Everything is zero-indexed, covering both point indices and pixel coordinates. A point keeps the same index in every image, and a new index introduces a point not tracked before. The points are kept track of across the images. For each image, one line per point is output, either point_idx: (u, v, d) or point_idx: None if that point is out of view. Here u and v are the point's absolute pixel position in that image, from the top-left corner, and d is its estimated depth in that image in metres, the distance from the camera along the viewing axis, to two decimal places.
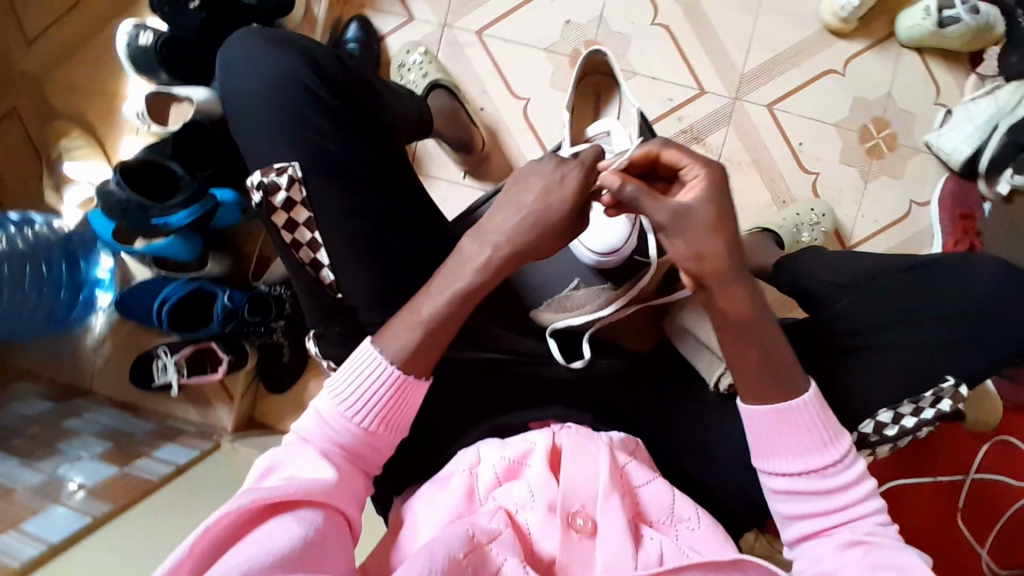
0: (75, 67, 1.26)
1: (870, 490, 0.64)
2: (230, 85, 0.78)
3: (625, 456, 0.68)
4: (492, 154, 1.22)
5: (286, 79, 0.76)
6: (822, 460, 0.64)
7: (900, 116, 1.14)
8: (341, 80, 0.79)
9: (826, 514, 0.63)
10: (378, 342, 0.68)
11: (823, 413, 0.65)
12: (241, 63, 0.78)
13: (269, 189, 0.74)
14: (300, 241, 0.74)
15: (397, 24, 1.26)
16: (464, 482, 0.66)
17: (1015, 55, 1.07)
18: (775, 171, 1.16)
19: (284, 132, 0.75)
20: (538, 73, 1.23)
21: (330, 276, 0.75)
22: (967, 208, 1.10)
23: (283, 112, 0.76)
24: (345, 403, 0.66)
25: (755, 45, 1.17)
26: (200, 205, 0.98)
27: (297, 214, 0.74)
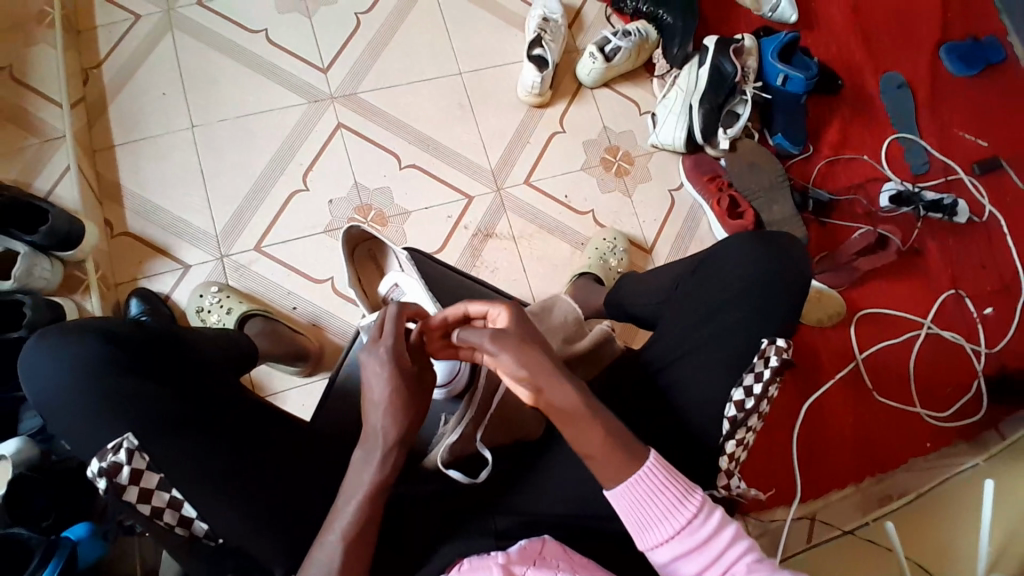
0: None
1: (736, 533, 0.69)
2: (37, 392, 0.70)
3: (526, 565, 0.63)
4: (324, 344, 1.23)
5: (94, 360, 0.70)
6: (681, 517, 0.68)
7: (623, 138, 1.36)
8: (150, 344, 0.74)
9: (712, 565, 0.67)
10: None
11: (669, 474, 0.70)
12: (38, 370, 0.70)
13: (110, 473, 0.63)
14: (160, 505, 0.63)
15: (176, 278, 1.24)
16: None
17: (674, 48, 1.36)
18: (561, 225, 1.31)
19: (109, 420, 0.67)
20: (328, 254, 1.28)
21: (204, 526, 0.64)
22: (710, 172, 1.33)
23: (99, 393, 0.68)
24: None
25: (488, 142, 1.34)
26: (59, 555, 0.91)
27: (147, 481, 0.64)
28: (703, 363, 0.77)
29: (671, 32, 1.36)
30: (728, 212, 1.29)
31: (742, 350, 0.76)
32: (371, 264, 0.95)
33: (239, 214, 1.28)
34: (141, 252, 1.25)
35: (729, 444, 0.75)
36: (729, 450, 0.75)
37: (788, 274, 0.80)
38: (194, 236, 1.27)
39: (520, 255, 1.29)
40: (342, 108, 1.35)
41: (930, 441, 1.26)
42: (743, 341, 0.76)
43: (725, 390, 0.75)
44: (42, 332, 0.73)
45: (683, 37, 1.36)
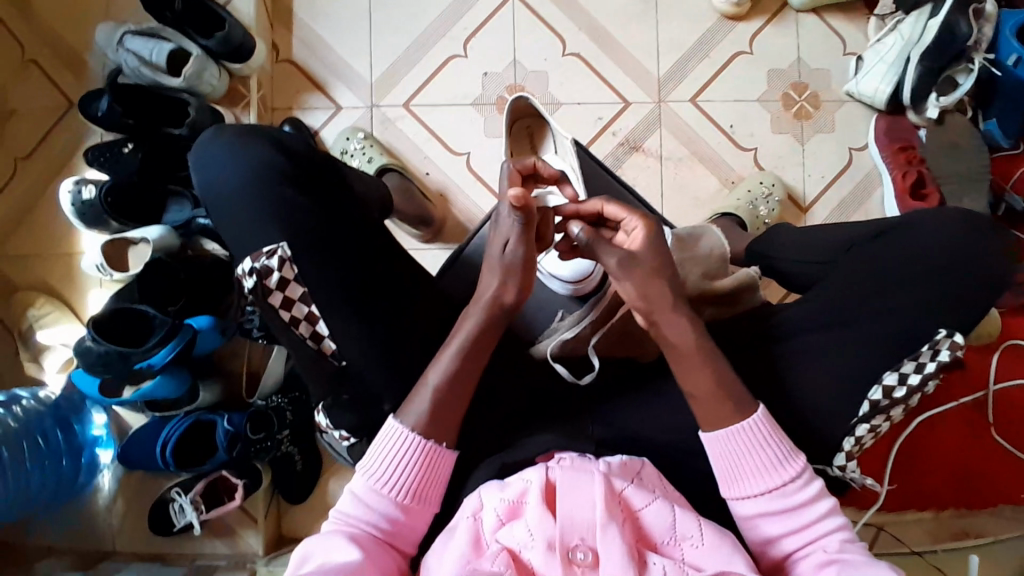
0: (28, 233, 1.20)
1: (832, 510, 0.64)
2: (208, 181, 0.78)
3: (627, 480, 0.64)
4: (445, 216, 1.23)
5: (260, 163, 0.76)
6: (778, 480, 0.64)
7: (815, 76, 1.21)
8: (309, 159, 0.81)
9: (798, 532, 0.64)
10: (401, 416, 0.68)
11: (773, 433, 0.65)
12: (215, 160, 0.78)
13: (262, 273, 0.72)
14: (299, 317, 0.73)
15: (327, 116, 1.27)
16: (469, 531, 0.62)
17: None
18: (717, 157, 1.21)
19: (268, 219, 0.74)
20: (472, 126, 1.25)
21: (333, 346, 0.73)
22: (903, 140, 1.17)
23: (261, 196, 0.75)
24: (375, 478, 0.66)
25: (664, 48, 1.23)
26: (179, 339, 1.01)
27: (292, 291, 0.72)
28: (852, 338, 0.72)
29: None
30: (910, 191, 1.13)
31: (901, 338, 0.71)
32: (525, 141, 0.93)
33: (395, 65, 1.27)
34: (300, 82, 1.27)
35: (861, 427, 0.70)
36: (858, 433, 0.70)
37: (974, 273, 0.72)
38: (350, 79, 1.27)
39: (663, 178, 1.21)
40: None
41: None
42: (906, 329, 0.71)
43: (874, 373, 0.70)
44: (218, 128, 0.80)
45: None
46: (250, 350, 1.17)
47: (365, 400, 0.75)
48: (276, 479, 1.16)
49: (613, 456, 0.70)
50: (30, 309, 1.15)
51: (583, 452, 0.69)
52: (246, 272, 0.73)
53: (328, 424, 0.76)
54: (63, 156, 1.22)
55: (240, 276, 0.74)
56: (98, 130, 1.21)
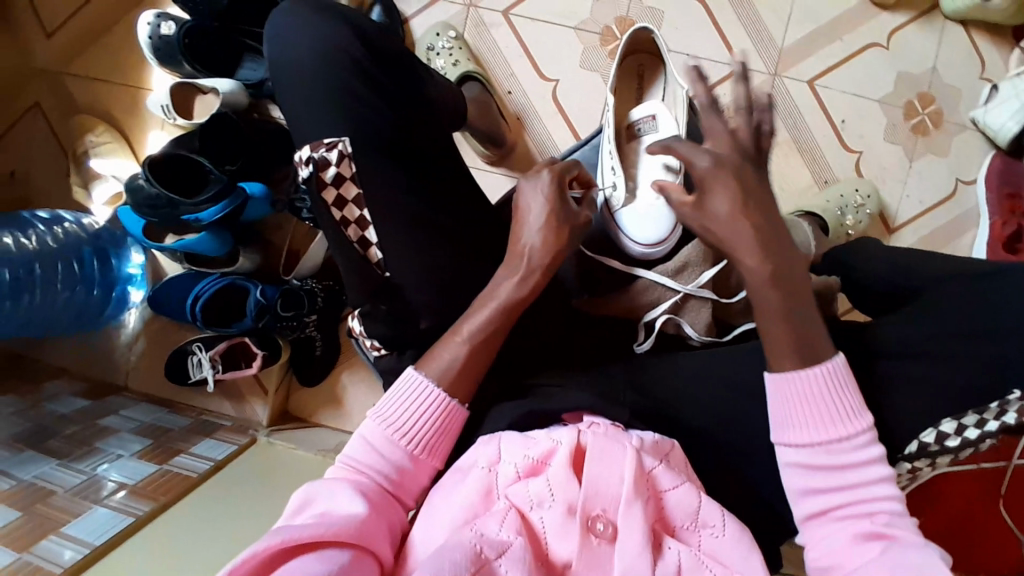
0: (101, 55, 1.17)
1: (884, 471, 0.58)
2: (280, 54, 0.74)
3: (656, 459, 0.62)
4: (518, 141, 1.17)
5: (333, 45, 0.71)
6: (837, 432, 0.58)
7: (945, 92, 1.11)
8: (388, 46, 0.75)
9: (838, 492, 0.58)
10: (420, 367, 0.68)
11: (841, 381, 0.59)
12: (288, 32, 0.73)
13: (319, 164, 0.69)
14: (350, 219, 0.70)
15: (422, 6, 1.19)
16: (484, 482, 0.62)
17: None
18: (817, 150, 1.13)
19: (331, 110, 0.71)
20: (568, 53, 1.17)
21: (379, 255, 0.71)
22: (1013, 187, 1.05)
23: (331, 84, 0.71)
24: (391, 427, 0.65)
25: (796, 18, 1.13)
26: (230, 200, 0.99)
27: (346, 191, 0.70)
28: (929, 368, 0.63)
29: None
30: (1004, 240, 1.03)
31: None
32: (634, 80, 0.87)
33: None
34: None
35: (902, 466, 0.64)
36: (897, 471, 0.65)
37: None
38: None
39: None
40: None
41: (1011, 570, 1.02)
42: None
43: None
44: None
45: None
46: (294, 226, 1.16)
47: (402, 313, 0.72)
48: (294, 359, 1.18)
49: (643, 430, 0.68)
50: (87, 134, 1.14)
51: (616, 421, 0.66)
52: (302, 159, 0.71)
53: (361, 331, 0.77)
54: None
55: (296, 163, 0.71)
56: None
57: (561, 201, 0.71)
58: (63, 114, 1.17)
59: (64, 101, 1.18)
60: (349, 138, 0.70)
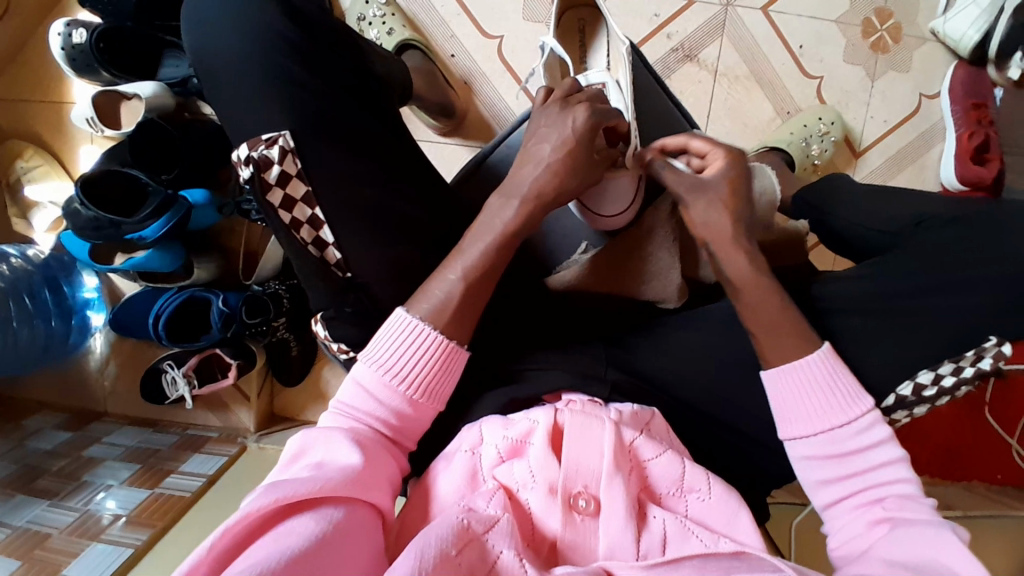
0: (15, 74, 1.09)
1: (895, 454, 0.57)
2: (207, 55, 0.67)
3: (636, 430, 0.63)
4: (469, 107, 1.12)
5: (262, 33, 0.65)
6: (841, 420, 0.57)
7: (903, 4, 1.06)
8: (326, 29, 0.70)
9: (854, 478, 0.57)
10: (412, 308, 0.63)
11: (837, 368, 0.59)
12: (211, 22, 0.67)
13: (260, 164, 0.64)
14: (301, 220, 0.66)
15: None
16: (467, 465, 0.62)
17: None
18: (777, 81, 1.09)
19: (262, 110, 0.65)
20: (509, 7, 1.10)
21: (338, 255, 0.66)
22: (980, 98, 1.02)
23: (260, 88, 0.65)
24: (388, 371, 0.61)
25: None
26: (173, 212, 0.96)
27: (294, 189, 0.65)
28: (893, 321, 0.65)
29: None
30: (972, 153, 1.00)
31: (955, 331, 0.63)
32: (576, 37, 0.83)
33: None
34: None
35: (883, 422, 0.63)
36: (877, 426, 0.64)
37: None
38: None
39: (712, 98, 1.10)
40: None
41: (1004, 475, 1.06)
42: (959, 326, 0.63)
43: None
44: None
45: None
46: (249, 228, 1.12)
47: (370, 317, 0.69)
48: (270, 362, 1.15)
49: (622, 400, 0.68)
50: (17, 160, 1.07)
51: (594, 396, 0.66)
52: (241, 159, 0.66)
53: (326, 336, 0.69)
54: None
55: (235, 163, 0.66)
56: None
57: (583, 144, 0.67)
58: None
59: None
60: (292, 134, 0.64)
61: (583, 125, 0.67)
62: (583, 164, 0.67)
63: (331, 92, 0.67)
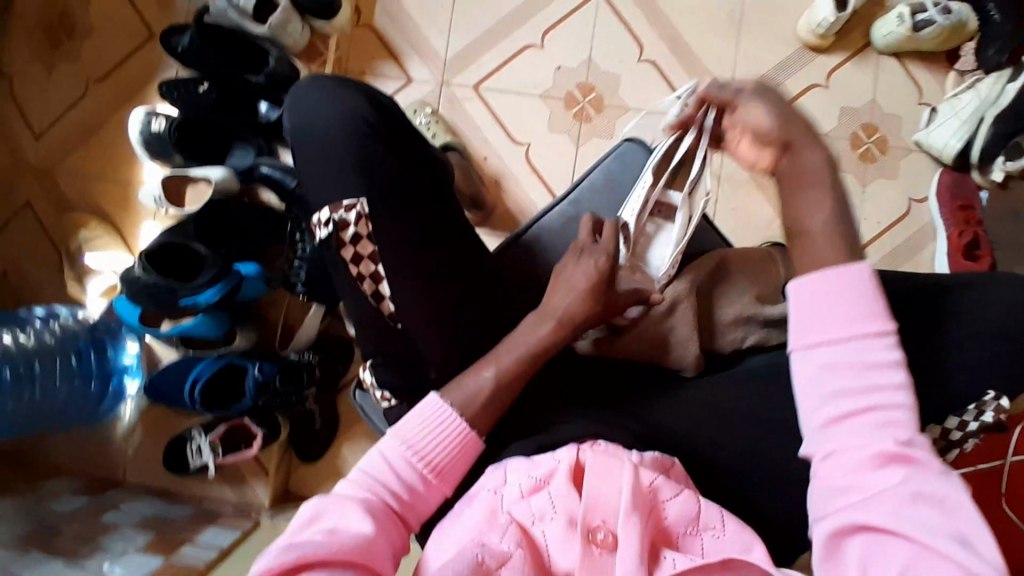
0: (89, 155, 1.21)
1: (903, 377, 0.52)
2: (302, 127, 0.78)
3: (655, 472, 0.66)
4: (498, 202, 1.24)
5: (352, 115, 0.77)
6: (858, 330, 0.53)
7: (886, 121, 1.20)
8: (400, 117, 0.81)
9: (861, 394, 0.52)
10: (443, 394, 0.71)
11: (865, 283, 0.54)
12: (309, 101, 0.78)
13: (339, 225, 0.75)
14: (365, 273, 0.75)
15: (397, 87, 1.27)
16: (488, 504, 0.64)
17: (990, 48, 1.14)
18: (774, 185, 1.21)
19: (345, 173, 0.76)
20: (537, 118, 1.25)
21: (392, 307, 0.76)
22: (966, 199, 1.12)
23: (348, 155, 0.76)
24: (409, 450, 0.67)
25: (741, 69, 1.23)
26: (226, 281, 1.03)
27: (362, 248, 0.75)
28: None
29: (997, 28, 1.13)
30: (963, 250, 1.10)
31: (960, 389, 0.69)
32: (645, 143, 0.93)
33: (471, 47, 1.27)
34: (376, 47, 1.27)
35: None
36: None
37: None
38: (426, 52, 1.27)
39: (718, 200, 1.21)
40: None
41: None
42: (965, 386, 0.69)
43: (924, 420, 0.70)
44: (315, 75, 0.80)
45: (1004, 43, 1.11)
46: (289, 302, 1.19)
47: (414, 364, 0.77)
48: (294, 436, 1.18)
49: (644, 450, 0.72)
50: (81, 229, 1.18)
51: (616, 442, 0.71)
52: (321, 221, 0.77)
53: (372, 382, 0.83)
54: (136, 85, 1.22)
55: (315, 224, 0.77)
56: (173, 66, 1.22)
57: (607, 275, 0.78)
58: (56, 213, 1.20)
59: (56, 198, 1.21)
60: (367, 200, 0.75)
61: (599, 264, 0.78)
62: (602, 300, 0.77)
63: (397, 160, 0.77)
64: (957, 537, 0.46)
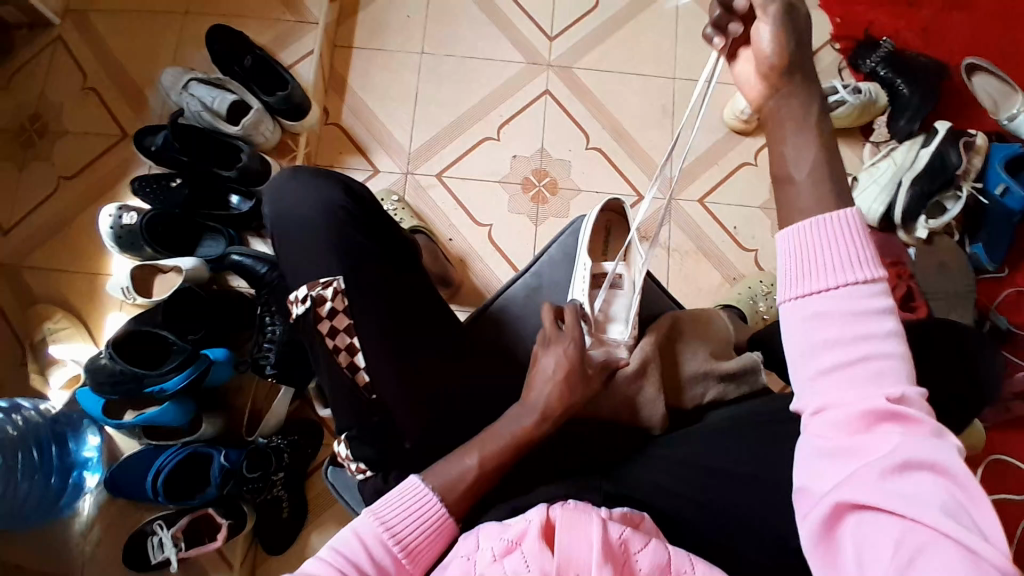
0: (59, 250, 1.24)
1: (893, 328, 0.52)
2: (279, 213, 0.84)
3: (623, 525, 0.68)
4: (464, 279, 1.29)
5: (326, 200, 0.83)
6: (852, 280, 0.53)
7: None
8: (372, 200, 0.87)
9: (853, 345, 0.52)
10: (424, 477, 0.73)
11: (859, 234, 0.54)
12: (285, 190, 0.85)
13: (317, 300, 0.79)
14: (341, 346, 0.79)
15: (364, 177, 1.35)
16: (462, 570, 0.66)
17: (902, 118, 1.29)
18: (720, 253, 1.30)
19: (318, 252, 0.81)
20: (496, 201, 1.33)
21: (367, 377, 0.79)
22: (895, 257, 1.20)
23: (323, 236, 0.82)
24: (385, 530, 0.69)
25: (679, 151, 1.35)
26: (194, 366, 1.03)
27: (339, 321, 0.79)
28: None
29: (907, 101, 1.29)
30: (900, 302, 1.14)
31: None
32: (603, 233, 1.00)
33: (432, 140, 1.37)
34: (342, 143, 1.36)
35: None
36: None
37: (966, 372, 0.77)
38: (390, 145, 1.36)
39: (669, 269, 1.29)
40: (554, 78, 1.39)
41: None
42: None
43: None
44: (294, 168, 0.87)
45: (914, 112, 1.28)
46: (257, 387, 1.18)
47: (387, 430, 0.79)
48: (259, 526, 1.13)
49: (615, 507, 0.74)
50: (46, 322, 1.17)
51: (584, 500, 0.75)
52: (299, 298, 0.80)
53: (347, 455, 0.82)
54: (109, 183, 1.27)
55: (293, 300, 0.81)
56: (147, 165, 1.28)
57: (578, 363, 0.79)
58: (20, 309, 1.20)
59: (21, 294, 1.21)
60: (343, 277, 0.80)
61: (566, 353, 0.79)
62: (575, 386, 0.78)
63: (365, 238, 0.83)
64: (951, 512, 0.45)
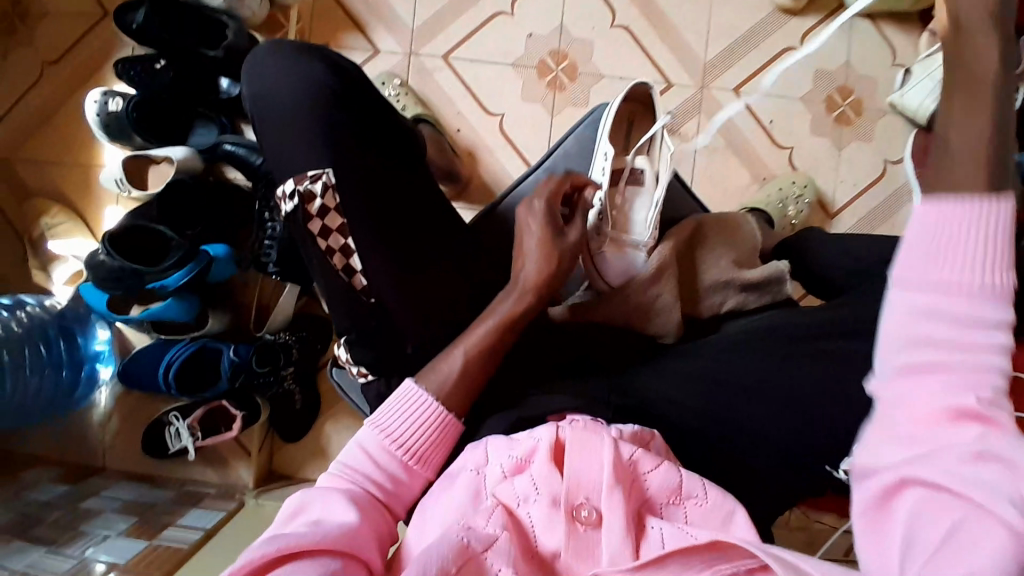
0: (49, 139, 1.18)
1: (1007, 341, 0.44)
2: (261, 100, 0.77)
3: (636, 445, 0.65)
4: (472, 174, 1.22)
5: (311, 86, 0.75)
6: (977, 284, 0.44)
7: (861, 82, 1.19)
8: (365, 85, 0.78)
9: (955, 350, 0.44)
10: (419, 380, 0.71)
11: (1001, 229, 0.44)
12: (267, 73, 0.77)
13: (304, 197, 0.74)
14: (334, 247, 0.74)
15: (365, 58, 1.24)
16: (471, 485, 0.64)
17: None
18: (750, 151, 1.20)
19: (306, 151, 0.75)
20: (508, 88, 1.22)
21: (364, 282, 0.75)
22: None
23: (310, 130, 0.74)
24: (390, 439, 0.67)
25: (714, 33, 1.21)
26: (194, 263, 1.01)
27: (332, 221, 0.74)
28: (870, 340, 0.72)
29: None
30: None
31: None
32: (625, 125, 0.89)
33: (438, 16, 1.23)
34: (340, 18, 1.24)
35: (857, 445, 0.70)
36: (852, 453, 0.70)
37: None
38: (392, 22, 1.24)
39: (695, 165, 1.20)
40: None
41: None
42: None
43: None
44: (275, 42, 0.78)
45: None
46: (262, 282, 1.17)
47: (387, 340, 0.76)
48: (272, 416, 1.16)
49: (625, 423, 0.71)
50: (42, 216, 1.14)
51: (596, 416, 0.71)
52: (286, 193, 0.75)
53: (348, 359, 0.80)
54: (92, 65, 1.18)
55: (280, 197, 0.75)
56: (130, 44, 1.18)
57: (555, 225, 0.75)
58: (17, 201, 1.17)
59: (17, 186, 1.18)
60: (333, 172, 0.74)
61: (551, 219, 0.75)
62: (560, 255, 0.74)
63: (358, 138, 0.75)
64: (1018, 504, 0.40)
